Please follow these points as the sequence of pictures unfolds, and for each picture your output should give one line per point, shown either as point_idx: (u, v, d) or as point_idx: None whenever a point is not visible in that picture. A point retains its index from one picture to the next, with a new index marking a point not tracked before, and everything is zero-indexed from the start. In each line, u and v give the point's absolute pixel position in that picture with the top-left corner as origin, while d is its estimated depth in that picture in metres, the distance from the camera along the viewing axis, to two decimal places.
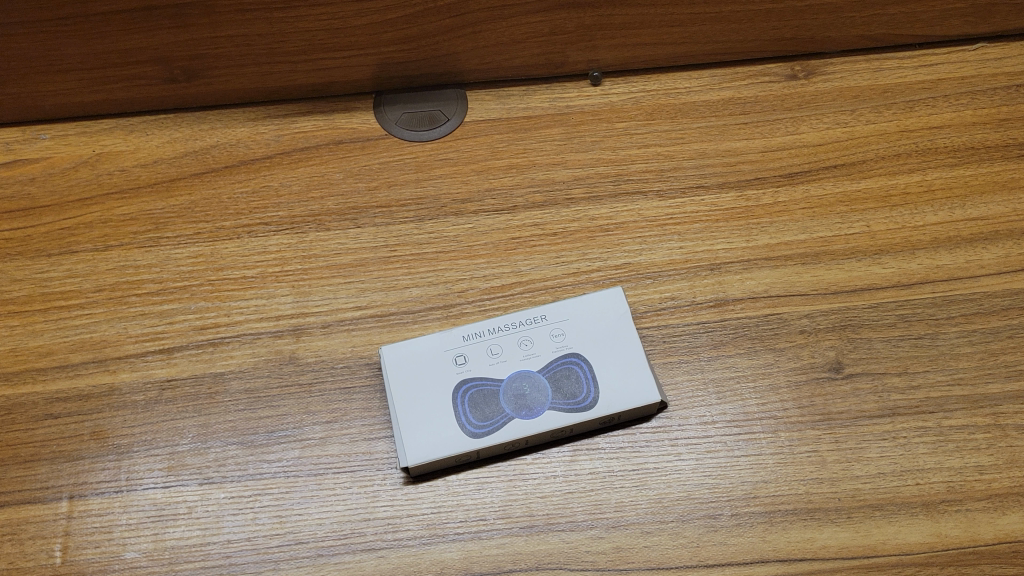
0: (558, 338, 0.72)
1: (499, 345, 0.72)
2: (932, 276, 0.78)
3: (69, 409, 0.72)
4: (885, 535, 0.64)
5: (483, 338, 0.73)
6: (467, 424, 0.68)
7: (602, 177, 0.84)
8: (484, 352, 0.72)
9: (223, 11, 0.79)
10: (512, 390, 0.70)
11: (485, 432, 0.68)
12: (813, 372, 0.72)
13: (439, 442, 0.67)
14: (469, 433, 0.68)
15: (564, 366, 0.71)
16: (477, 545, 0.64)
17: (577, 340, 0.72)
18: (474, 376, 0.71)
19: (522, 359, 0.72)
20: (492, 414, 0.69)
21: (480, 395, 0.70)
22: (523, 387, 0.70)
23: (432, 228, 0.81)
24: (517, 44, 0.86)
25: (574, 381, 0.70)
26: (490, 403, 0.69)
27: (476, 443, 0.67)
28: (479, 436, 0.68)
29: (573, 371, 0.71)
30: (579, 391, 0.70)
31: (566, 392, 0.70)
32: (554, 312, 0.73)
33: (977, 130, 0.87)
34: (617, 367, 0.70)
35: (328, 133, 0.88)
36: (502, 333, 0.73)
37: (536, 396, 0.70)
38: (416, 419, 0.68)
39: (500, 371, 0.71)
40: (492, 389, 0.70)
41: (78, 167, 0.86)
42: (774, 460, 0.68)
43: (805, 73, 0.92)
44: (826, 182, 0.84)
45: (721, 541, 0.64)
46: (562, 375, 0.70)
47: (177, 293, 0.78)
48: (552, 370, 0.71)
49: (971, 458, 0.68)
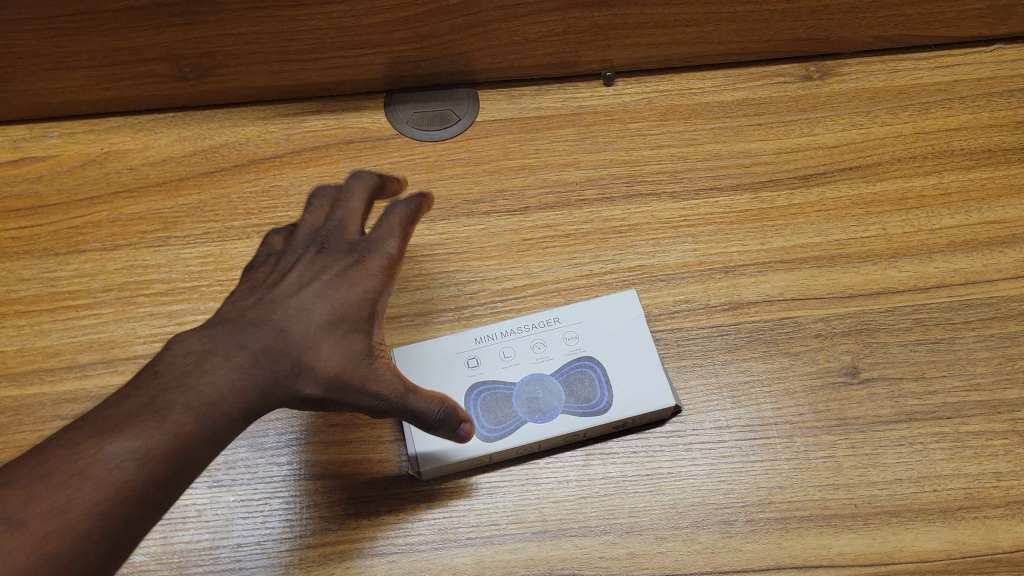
0: (572, 341, 0.71)
1: (511, 347, 0.71)
2: (949, 280, 0.77)
3: (77, 409, 0.72)
4: (902, 543, 0.64)
5: (496, 342, 0.72)
6: (479, 428, 0.68)
7: (615, 178, 0.83)
8: (497, 355, 0.71)
9: (234, 9, 0.77)
10: (524, 394, 0.69)
11: (497, 436, 0.67)
12: (829, 377, 0.72)
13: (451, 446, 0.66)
14: (482, 437, 0.67)
15: (577, 369, 0.70)
16: (489, 549, 0.64)
17: (591, 342, 0.71)
18: (486, 379, 0.70)
19: (535, 363, 0.71)
20: (505, 418, 0.68)
21: (493, 398, 0.69)
22: (535, 390, 0.69)
23: (443, 229, 0.80)
24: (530, 44, 0.85)
25: (588, 384, 0.69)
26: (502, 407, 0.69)
27: (489, 447, 0.67)
28: (492, 440, 0.67)
29: (586, 374, 0.70)
30: (593, 395, 0.69)
31: (580, 396, 0.69)
32: (567, 314, 0.72)
33: (994, 132, 0.86)
34: (631, 370, 0.70)
35: (339, 134, 0.87)
36: (514, 335, 0.72)
37: (549, 399, 0.69)
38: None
39: (512, 374, 0.70)
40: (504, 392, 0.69)
41: (87, 165, 0.86)
42: (790, 466, 0.67)
43: (820, 74, 0.91)
44: (842, 184, 0.83)
45: (736, 548, 0.64)
46: (576, 378, 0.70)
47: (187, 293, 0.77)
48: (566, 374, 0.70)
49: (990, 464, 0.67)
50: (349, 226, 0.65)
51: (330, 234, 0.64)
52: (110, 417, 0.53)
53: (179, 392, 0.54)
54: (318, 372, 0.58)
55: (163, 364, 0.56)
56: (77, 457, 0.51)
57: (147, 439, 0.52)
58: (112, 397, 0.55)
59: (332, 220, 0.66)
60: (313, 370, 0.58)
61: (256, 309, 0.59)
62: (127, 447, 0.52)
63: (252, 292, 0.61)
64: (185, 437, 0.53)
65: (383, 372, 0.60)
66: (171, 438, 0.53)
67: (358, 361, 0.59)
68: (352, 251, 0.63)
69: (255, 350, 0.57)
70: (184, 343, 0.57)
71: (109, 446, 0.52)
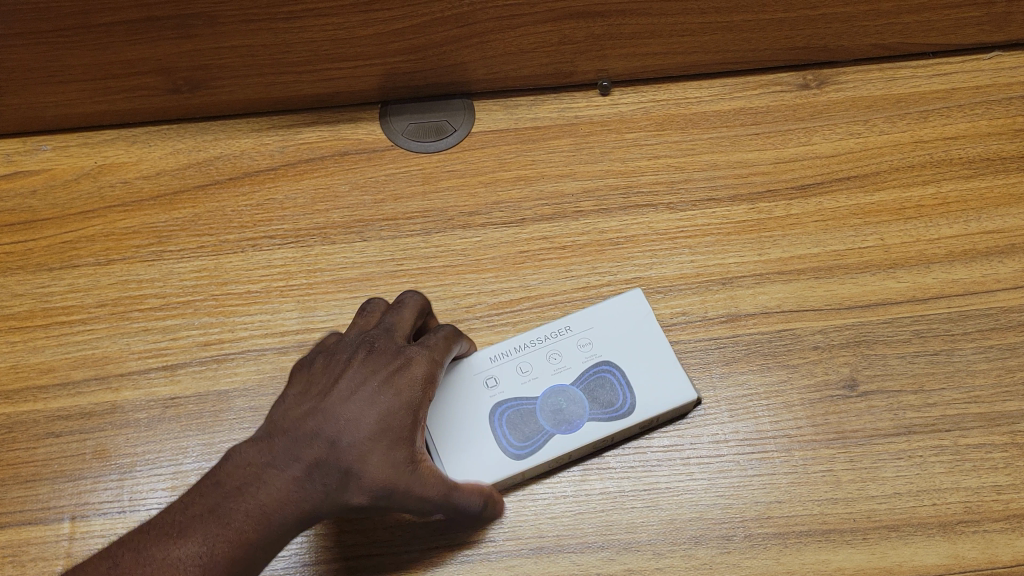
0: (587, 348, 0.71)
1: (528, 361, 0.71)
2: (949, 291, 0.76)
3: (71, 427, 0.71)
4: (901, 558, 0.63)
5: (512, 357, 0.71)
6: (507, 446, 0.67)
7: (611, 189, 0.83)
8: (515, 371, 0.71)
9: (227, 22, 0.77)
10: (548, 406, 0.69)
11: (527, 453, 0.67)
12: (827, 389, 0.71)
13: (484, 467, 0.66)
14: (512, 455, 0.67)
15: (596, 375, 0.70)
16: (486, 566, 0.64)
17: (606, 348, 0.71)
18: (509, 397, 0.69)
19: (554, 374, 0.71)
20: (531, 433, 0.68)
21: (517, 414, 0.69)
22: (558, 401, 0.69)
23: (439, 241, 0.80)
24: (526, 54, 0.84)
25: (608, 389, 0.69)
26: (527, 422, 0.68)
27: (520, 465, 0.66)
28: (522, 457, 0.67)
29: (606, 378, 0.70)
30: (615, 398, 0.69)
31: (602, 401, 0.69)
32: (578, 322, 0.73)
33: (994, 140, 0.86)
34: (649, 370, 0.70)
35: (334, 145, 0.86)
36: (529, 348, 0.72)
37: (573, 408, 0.69)
38: (457, 448, 0.67)
39: (533, 388, 0.70)
40: (528, 407, 0.69)
41: (81, 179, 0.85)
42: (788, 480, 0.67)
43: (817, 82, 0.90)
44: (840, 194, 0.83)
45: (734, 563, 0.64)
46: (595, 384, 0.70)
47: (181, 308, 0.77)
48: (586, 381, 0.70)
49: (989, 478, 0.67)
50: (398, 329, 0.65)
51: (379, 337, 0.64)
52: (175, 521, 0.56)
53: (238, 500, 0.56)
54: (364, 483, 0.57)
55: (223, 472, 0.58)
56: (143, 561, 0.54)
57: (208, 545, 0.54)
58: (178, 501, 0.58)
59: (380, 325, 0.65)
60: (359, 479, 0.57)
61: (310, 419, 0.59)
62: (189, 552, 0.54)
63: (305, 396, 0.61)
64: (244, 543, 0.55)
65: (430, 475, 0.60)
66: (230, 543, 0.55)
67: (403, 469, 0.58)
68: (400, 354, 0.63)
69: (308, 462, 0.57)
70: (243, 453, 0.58)
71: (173, 552, 0.54)
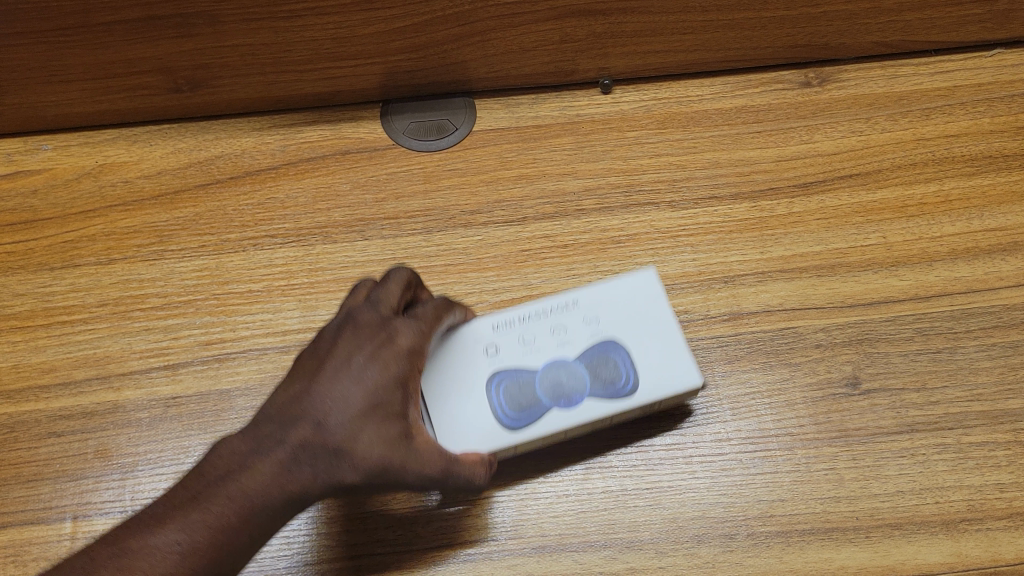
0: (593, 323, 0.71)
1: (531, 333, 0.71)
2: (951, 289, 0.76)
3: (72, 426, 0.71)
4: (904, 556, 0.63)
5: (515, 328, 0.71)
6: (503, 417, 0.67)
7: (613, 187, 0.83)
8: (518, 341, 0.70)
9: (228, 21, 0.77)
10: (548, 380, 0.68)
11: (522, 425, 0.66)
12: (830, 388, 0.71)
13: (476, 437, 0.66)
14: (506, 426, 0.66)
15: (600, 351, 0.69)
16: (488, 565, 0.64)
17: (612, 324, 0.70)
18: (508, 366, 0.69)
19: (556, 347, 0.70)
20: (528, 405, 0.67)
21: (516, 385, 0.68)
22: (559, 375, 0.68)
23: (441, 240, 0.80)
24: (527, 52, 0.84)
25: (612, 366, 0.68)
26: (525, 395, 0.68)
27: (514, 436, 0.66)
28: (517, 429, 0.66)
29: (610, 355, 0.69)
30: (618, 376, 0.68)
31: (605, 379, 0.68)
32: (586, 298, 0.72)
33: (996, 137, 0.86)
34: (655, 350, 0.69)
35: (335, 144, 0.86)
36: (533, 321, 0.71)
37: (573, 384, 0.68)
38: (450, 414, 0.67)
39: (534, 361, 0.69)
40: (527, 379, 0.68)
41: (82, 178, 0.85)
42: (791, 478, 0.67)
43: (819, 80, 0.90)
44: (842, 192, 0.82)
45: (736, 562, 0.64)
46: (599, 360, 0.69)
47: (182, 308, 0.77)
48: (588, 356, 0.69)
49: (992, 476, 0.67)
50: (383, 303, 0.64)
51: (363, 312, 0.63)
52: (159, 511, 0.56)
53: (222, 487, 0.56)
54: (350, 464, 0.57)
55: (210, 462, 0.58)
56: (123, 551, 0.54)
57: (189, 533, 0.54)
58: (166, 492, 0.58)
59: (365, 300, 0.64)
60: (348, 459, 0.57)
61: (295, 404, 0.59)
62: (171, 540, 0.54)
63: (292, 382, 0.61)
64: (228, 529, 0.55)
65: (417, 454, 0.59)
66: (213, 530, 0.55)
67: (391, 447, 0.58)
68: (385, 330, 0.62)
69: (293, 446, 0.57)
70: (230, 442, 0.58)
71: (154, 540, 0.54)
